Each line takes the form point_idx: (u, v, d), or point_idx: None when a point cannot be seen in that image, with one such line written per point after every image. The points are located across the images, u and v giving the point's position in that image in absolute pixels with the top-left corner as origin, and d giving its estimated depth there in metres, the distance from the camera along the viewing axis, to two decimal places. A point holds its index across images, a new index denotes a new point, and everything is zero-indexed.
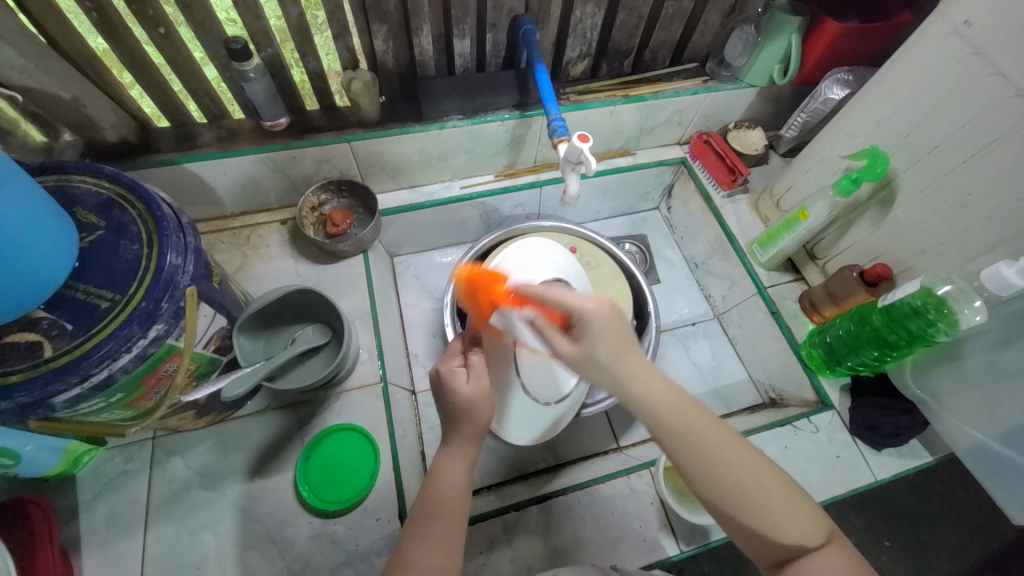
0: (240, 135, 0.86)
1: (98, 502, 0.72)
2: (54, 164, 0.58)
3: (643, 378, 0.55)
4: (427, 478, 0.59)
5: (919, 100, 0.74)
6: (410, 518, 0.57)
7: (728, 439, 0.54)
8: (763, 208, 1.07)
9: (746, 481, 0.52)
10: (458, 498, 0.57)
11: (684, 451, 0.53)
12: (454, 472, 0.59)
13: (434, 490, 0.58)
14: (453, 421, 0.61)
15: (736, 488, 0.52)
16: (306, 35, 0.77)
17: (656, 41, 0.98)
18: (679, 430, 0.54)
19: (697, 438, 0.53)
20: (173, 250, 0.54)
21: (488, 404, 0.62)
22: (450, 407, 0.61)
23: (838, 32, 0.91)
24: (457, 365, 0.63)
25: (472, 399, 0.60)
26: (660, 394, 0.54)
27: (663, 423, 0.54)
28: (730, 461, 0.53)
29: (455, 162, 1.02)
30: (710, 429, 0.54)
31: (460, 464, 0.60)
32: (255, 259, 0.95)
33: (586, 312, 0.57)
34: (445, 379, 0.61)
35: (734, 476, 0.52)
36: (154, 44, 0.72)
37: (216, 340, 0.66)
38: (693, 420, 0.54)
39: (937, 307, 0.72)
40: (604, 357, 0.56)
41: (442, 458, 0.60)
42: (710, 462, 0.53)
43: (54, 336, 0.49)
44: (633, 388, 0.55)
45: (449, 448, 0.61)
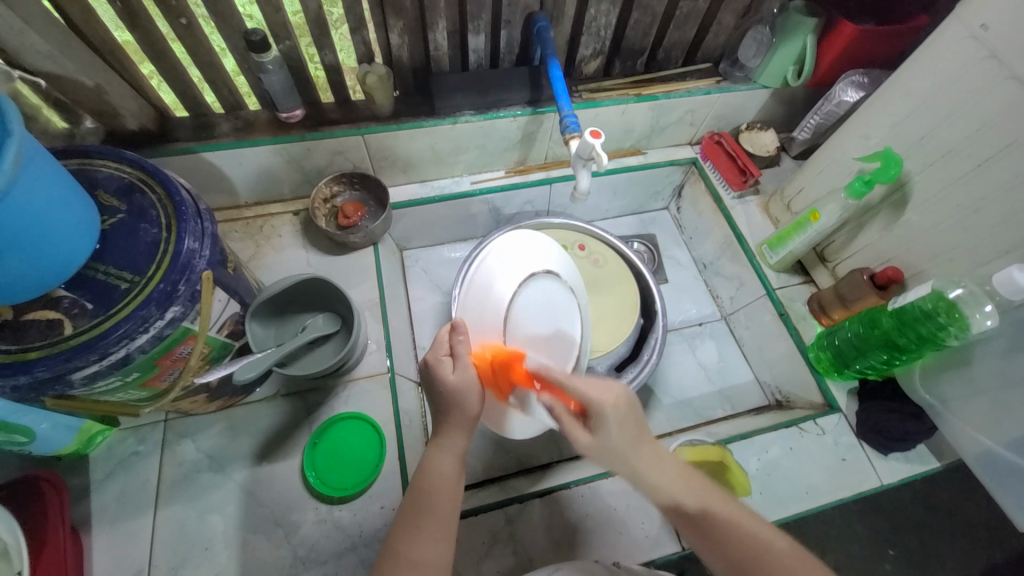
0: (256, 126, 0.88)
1: (111, 481, 0.74)
2: (77, 148, 0.59)
3: (655, 465, 0.58)
4: (419, 469, 0.60)
5: (934, 103, 0.74)
6: (403, 507, 0.59)
7: (735, 510, 0.58)
8: (774, 209, 1.07)
9: (760, 548, 0.54)
10: (448, 490, 0.58)
11: (698, 529, 0.57)
12: (444, 462, 0.59)
13: (424, 480, 0.58)
14: (444, 410, 0.61)
15: (751, 558, 0.54)
16: (323, 28, 0.78)
17: (670, 41, 0.98)
18: (692, 507, 0.58)
19: (709, 507, 0.57)
20: (190, 234, 0.56)
21: (474, 394, 0.61)
22: (440, 394, 0.61)
23: (853, 34, 0.91)
24: (444, 354, 0.64)
25: (459, 389, 0.61)
26: (672, 472, 0.58)
27: (677, 502, 0.58)
28: (743, 532, 0.56)
29: (466, 157, 1.03)
30: (718, 499, 0.58)
31: (448, 454, 0.60)
32: (267, 248, 0.96)
33: (602, 404, 0.56)
34: (432, 369, 0.62)
35: (749, 545, 0.55)
36: (175, 34, 0.74)
37: (229, 325, 0.67)
38: (704, 492, 0.59)
39: (947, 311, 0.71)
40: (619, 454, 0.57)
41: (433, 447, 0.61)
42: (720, 534, 0.56)
43: (74, 314, 0.51)
44: (647, 478, 0.58)
45: (441, 440, 0.61)
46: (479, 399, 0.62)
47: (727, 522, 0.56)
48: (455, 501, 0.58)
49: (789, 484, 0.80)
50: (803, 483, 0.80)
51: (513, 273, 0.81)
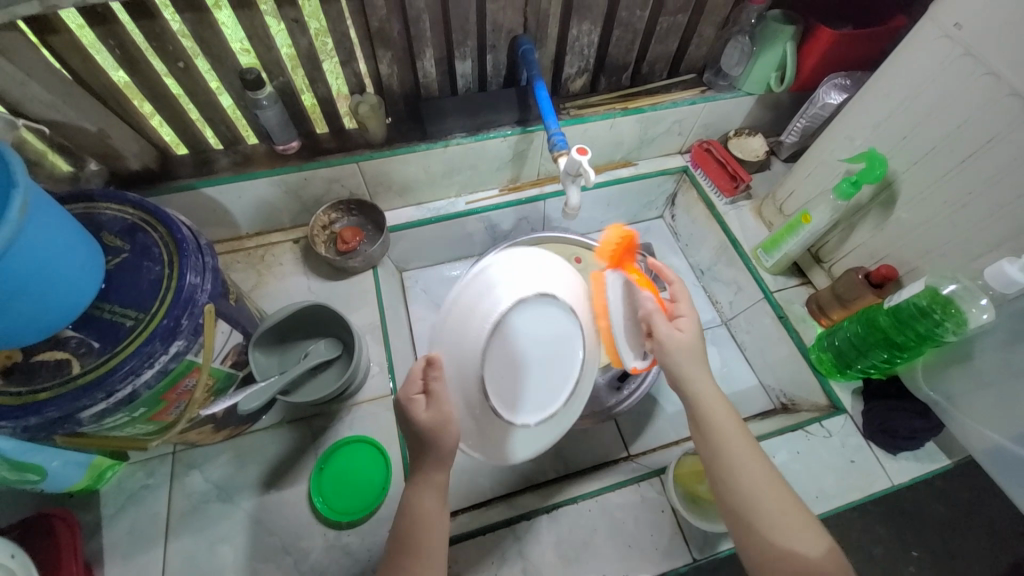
0: (254, 159, 0.90)
1: (121, 515, 0.74)
2: (82, 192, 0.62)
3: (708, 385, 0.63)
4: (405, 506, 0.60)
5: (914, 101, 0.75)
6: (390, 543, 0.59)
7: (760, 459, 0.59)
8: (766, 213, 1.08)
9: (773, 498, 0.56)
10: (430, 528, 0.58)
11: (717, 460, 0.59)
12: (428, 501, 0.59)
13: (408, 518, 0.59)
14: (422, 449, 0.60)
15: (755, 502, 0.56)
16: (315, 63, 0.81)
17: (653, 55, 1.01)
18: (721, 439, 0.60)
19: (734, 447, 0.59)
20: (192, 269, 0.57)
21: (448, 433, 0.59)
22: (413, 433, 0.60)
23: (831, 39, 0.93)
24: (416, 393, 0.62)
25: (432, 429, 0.59)
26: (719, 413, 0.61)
27: (712, 428, 0.61)
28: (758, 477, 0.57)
29: (460, 178, 1.05)
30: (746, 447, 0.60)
31: (429, 494, 0.60)
32: (269, 277, 0.98)
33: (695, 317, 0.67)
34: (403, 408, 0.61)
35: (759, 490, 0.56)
36: (173, 76, 0.77)
37: (232, 355, 0.69)
38: (738, 441, 0.60)
39: (943, 307, 0.71)
40: (678, 365, 0.64)
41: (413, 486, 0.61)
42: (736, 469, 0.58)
43: (82, 354, 0.52)
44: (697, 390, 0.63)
45: (416, 481, 0.61)
46: (454, 437, 0.60)
47: (748, 458, 0.58)
48: (439, 538, 0.59)
49: (799, 489, 0.79)
50: (812, 486, 0.80)
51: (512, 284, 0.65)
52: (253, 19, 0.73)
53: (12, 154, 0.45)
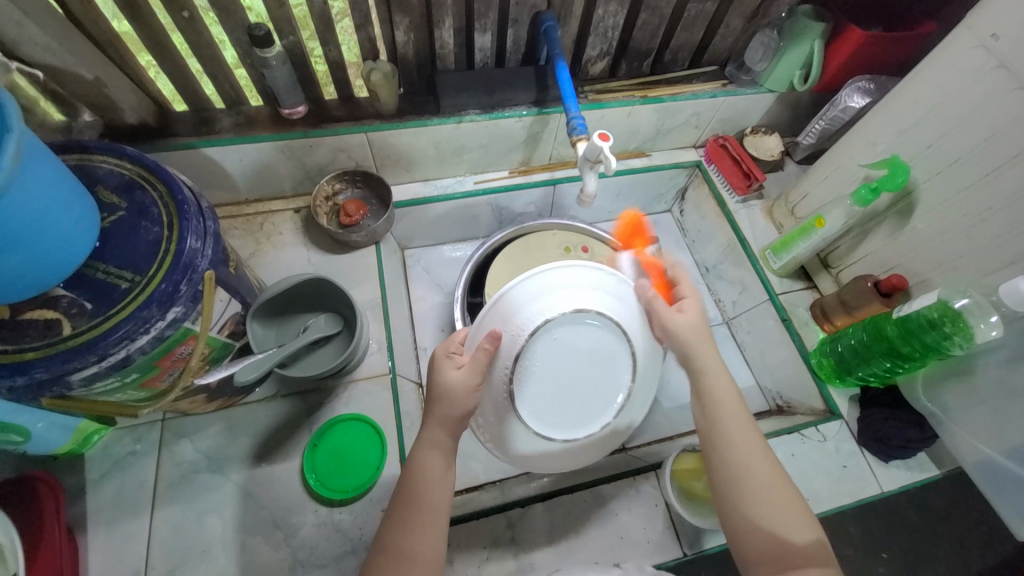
0: (258, 122, 0.86)
1: (107, 481, 0.73)
2: (76, 142, 0.58)
3: (712, 361, 0.62)
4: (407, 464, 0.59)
5: (942, 111, 0.74)
6: (392, 501, 0.58)
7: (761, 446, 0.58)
8: (778, 214, 1.07)
9: (769, 486, 0.55)
10: (436, 487, 0.57)
11: (717, 441, 0.58)
12: (431, 461, 0.58)
13: (412, 474, 0.57)
14: (439, 404, 0.60)
15: (748, 484, 0.55)
16: (328, 24, 0.77)
17: (677, 43, 0.98)
18: (722, 419, 0.59)
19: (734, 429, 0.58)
20: (193, 233, 0.54)
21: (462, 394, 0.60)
22: (436, 391, 0.61)
23: (859, 40, 0.91)
24: (453, 352, 0.65)
25: (454, 388, 0.60)
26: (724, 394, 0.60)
27: (713, 406, 0.59)
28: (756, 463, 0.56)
29: (470, 156, 1.02)
30: (748, 431, 0.58)
31: (436, 451, 0.59)
32: (267, 246, 0.95)
33: (687, 293, 0.69)
34: (436, 365, 0.63)
35: (755, 476, 0.55)
36: (176, 26, 0.72)
37: (230, 325, 0.66)
38: (742, 423, 0.59)
39: (953, 320, 0.71)
40: (687, 347, 0.63)
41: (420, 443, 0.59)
42: (733, 450, 0.57)
43: (73, 314, 0.50)
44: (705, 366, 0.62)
45: (425, 437, 0.59)
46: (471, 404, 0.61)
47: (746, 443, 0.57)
48: (446, 498, 0.57)
49: None
50: (805, 489, 0.80)
51: (558, 301, 0.66)
52: None
53: (2, 95, 0.42)
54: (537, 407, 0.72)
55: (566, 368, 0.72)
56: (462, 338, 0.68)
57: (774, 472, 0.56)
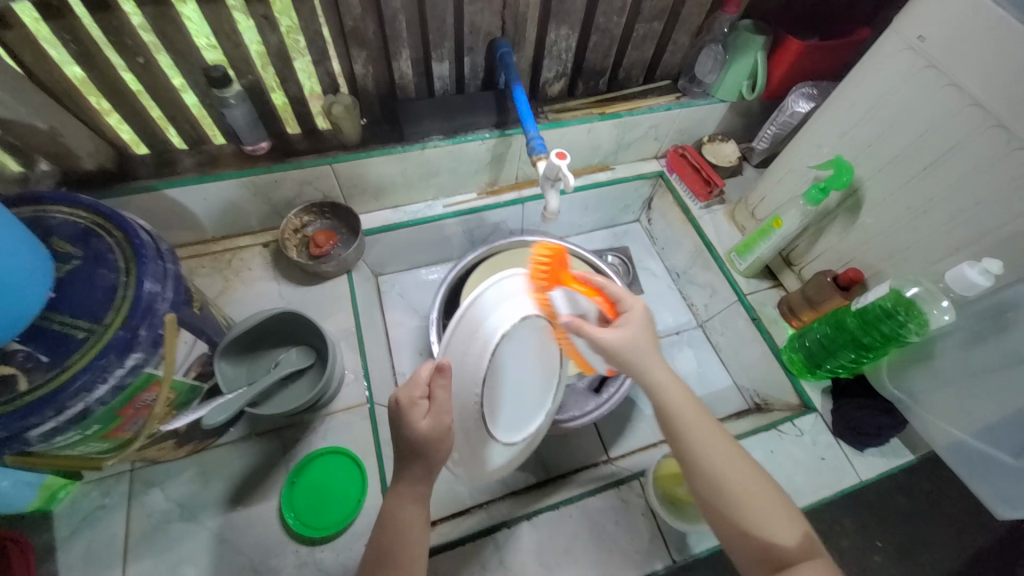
0: (221, 160, 0.87)
1: (75, 539, 0.69)
2: (29, 194, 0.57)
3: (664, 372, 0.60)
4: (384, 512, 0.59)
5: (879, 112, 0.78)
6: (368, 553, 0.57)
7: (728, 452, 0.57)
8: (739, 217, 1.10)
9: (753, 489, 0.55)
10: (414, 539, 0.57)
11: (692, 456, 0.57)
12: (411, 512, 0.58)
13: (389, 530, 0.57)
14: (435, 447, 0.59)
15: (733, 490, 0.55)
16: (286, 61, 0.79)
17: (629, 61, 1.02)
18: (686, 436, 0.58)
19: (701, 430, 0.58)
20: (151, 277, 0.54)
21: (440, 445, 0.59)
22: (404, 441, 0.58)
23: (799, 50, 0.96)
24: (419, 397, 0.59)
25: (429, 438, 0.58)
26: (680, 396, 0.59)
27: (676, 424, 0.58)
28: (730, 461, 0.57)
29: (437, 181, 1.03)
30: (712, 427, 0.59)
31: (414, 501, 0.59)
32: (236, 283, 0.94)
33: (631, 307, 0.64)
34: (404, 411, 0.58)
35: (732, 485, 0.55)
36: (133, 72, 0.72)
37: (196, 366, 0.65)
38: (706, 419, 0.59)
39: (907, 308, 0.74)
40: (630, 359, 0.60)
41: (395, 496, 0.59)
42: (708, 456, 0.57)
43: (30, 369, 0.48)
44: (654, 388, 0.60)
45: (403, 488, 0.59)
46: (445, 448, 0.60)
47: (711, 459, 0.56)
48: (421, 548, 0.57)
49: None
50: (787, 485, 0.82)
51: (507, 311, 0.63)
52: (219, 13, 0.69)
53: None
54: (502, 420, 0.70)
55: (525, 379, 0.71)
56: (429, 372, 0.60)
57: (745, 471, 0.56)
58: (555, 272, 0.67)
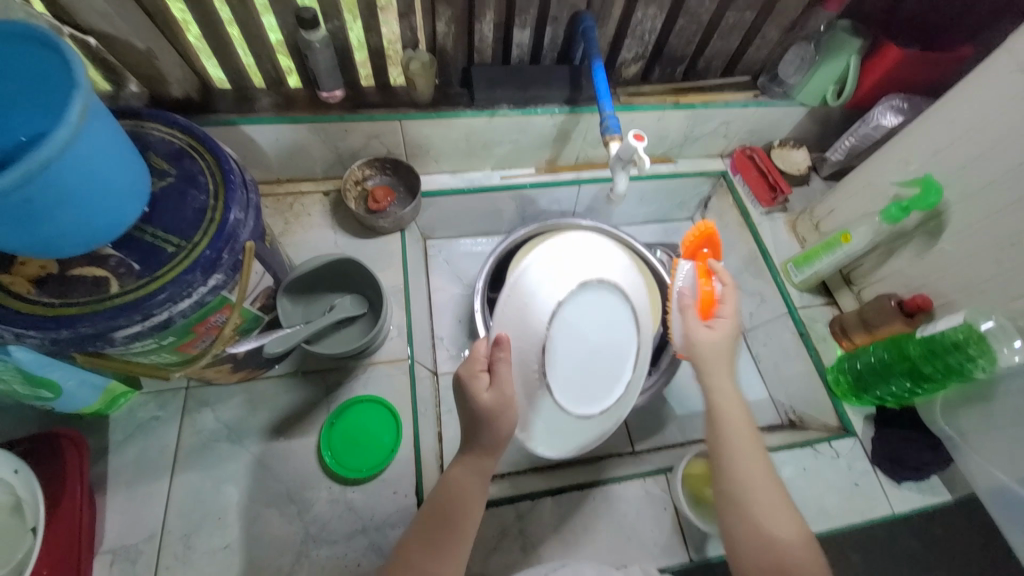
0: (296, 103, 0.88)
1: (130, 444, 0.74)
2: (130, 109, 0.60)
3: (734, 395, 0.66)
4: (442, 482, 0.61)
5: (980, 132, 0.74)
6: (425, 514, 0.59)
7: (765, 471, 0.62)
8: (801, 228, 1.07)
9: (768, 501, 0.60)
10: (467, 507, 0.59)
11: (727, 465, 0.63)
12: (465, 482, 0.60)
13: (445, 496, 0.59)
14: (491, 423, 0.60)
15: (767, 508, 0.60)
16: (373, 11, 0.79)
17: (712, 51, 0.98)
18: (733, 448, 0.63)
19: (749, 454, 0.63)
20: (237, 204, 0.56)
21: (507, 417, 0.60)
22: (470, 411, 0.60)
23: (898, 58, 0.91)
24: (480, 369, 0.62)
25: (496, 406, 0.59)
26: (741, 419, 0.65)
27: (726, 428, 0.64)
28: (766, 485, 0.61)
29: (498, 151, 1.03)
30: (758, 450, 0.63)
31: (473, 475, 0.60)
32: (296, 226, 0.97)
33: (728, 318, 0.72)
34: (466, 384, 0.61)
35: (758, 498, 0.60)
36: (228, 6, 0.74)
37: (261, 298, 0.68)
38: (758, 442, 0.64)
39: (978, 343, 0.71)
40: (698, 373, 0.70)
41: (456, 466, 0.61)
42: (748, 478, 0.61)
43: (121, 274, 0.51)
44: (720, 401, 0.66)
45: (465, 459, 0.61)
46: (509, 422, 0.61)
47: (742, 473, 0.62)
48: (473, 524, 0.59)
49: (801, 503, 0.80)
50: (815, 503, 0.81)
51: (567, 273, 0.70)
52: None
53: (75, 59, 0.44)
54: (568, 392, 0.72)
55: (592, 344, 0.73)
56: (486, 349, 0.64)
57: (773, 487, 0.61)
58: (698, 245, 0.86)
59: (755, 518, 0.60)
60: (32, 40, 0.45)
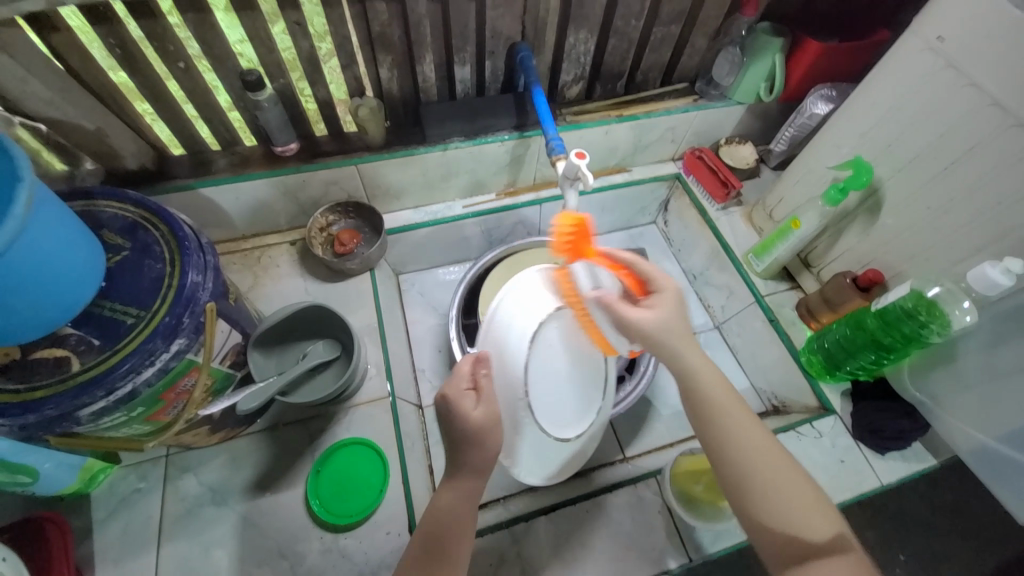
0: (252, 160, 0.90)
1: (112, 520, 0.73)
2: (81, 189, 0.61)
3: (704, 360, 0.57)
4: (432, 504, 0.60)
5: (899, 112, 0.78)
6: (416, 536, 0.58)
7: (762, 440, 0.55)
8: (757, 219, 1.11)
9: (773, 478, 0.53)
10: (461, 526, 0.58)
11: (717, 442, 0.55)
12: (456, 499, 0.59)
13: (437, 520, 0.58)
14: (467, 446, 0.60)
15: (774, 485, 0.52)
16: (316, 65, 0.82)
17: (647, 63, 1.03)
18: (720, 423, 0.55)
19: (736, 427, 0.55)
20: (194, 268, 0.57)
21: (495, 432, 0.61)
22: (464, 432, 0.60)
23: (819, 50, 0.97)
24: (466, 388, 0.62)
25: (485, 421, 0.60)
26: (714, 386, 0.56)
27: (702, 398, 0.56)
28: (775, 463, 0.53)
29: (457, 181, 1.06)
30: (753, 421, 0.56)
31: (463, 495, 0.60)
32: (265, 279, 0.98)
33: (662, 287, 0.59)
34: (453, 405, 0.60)
35: (763, 475, 0.53)
36: (174, 77, 0.77)
37: (231, 355, 0.69)
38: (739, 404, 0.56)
39: (929, 308, 0.74)
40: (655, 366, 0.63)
41: (447, 486, 0.61)
42: (752, 460, 0.53)
43: (82, 351, 0.52)
44: (690, 367, 0.57)
45: (454, 477, 0.61)
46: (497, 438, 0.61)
47: (735, 448, 0.54)
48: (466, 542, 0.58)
49: None
50: None
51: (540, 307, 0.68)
52: (256, 21, 0.73)
53: (15, 152, 0.46)
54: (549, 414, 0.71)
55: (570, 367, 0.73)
56: (469, 366, 0.64)
57: (778, 460, 0.53)
58: (580, 239, 0.67)
59: (767, 503, 0.52)
60: None
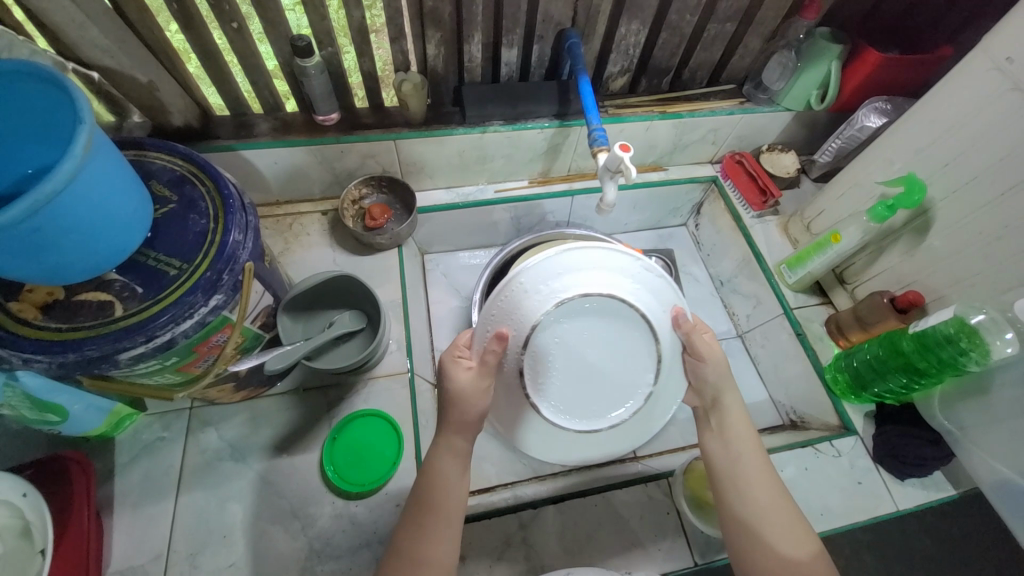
0: (292, 126, 0.90)
1: (135, 465, 0.75)
2: (133, 139, 0.62)
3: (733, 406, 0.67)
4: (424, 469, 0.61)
5: (959, 131, 0.75)
6: (412, 498, 0.60)
7: (768, 480, 0.62)
8: (793, 230, 1.08)
9: (772, 514, 0.59)
10: (449, 493, 0.59)
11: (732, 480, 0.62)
12: (450, 466, 0.60)
13: (431, 486, 0.59)
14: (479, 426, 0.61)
15: (772, 519, 0.59)
16: (364, 36, 0.82)
17: (697, 61, 1.01)
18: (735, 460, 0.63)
19: (747, 465, 0.62)
20: (236, 227, 0.58)
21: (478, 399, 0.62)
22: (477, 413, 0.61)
23: (877, 62, 0.93)
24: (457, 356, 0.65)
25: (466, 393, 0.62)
26: (736, 428, 0.65)
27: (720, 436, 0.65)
28: (776, 502, 0.60)
29: (492, 165, 1.05)
30: (762, 461, 0.63)
31: (454, 460, 0.61)
32: (295, 245, 0.99)
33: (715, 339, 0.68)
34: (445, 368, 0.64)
35: (766, 512, 0.59)
36: (226, 38, 0.77)
37: (262, 316, 0.69)
38: (755, 445, 0.64)
39: (970, 336, 0.71)
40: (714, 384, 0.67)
41: (437, 449, 0.62)
42: (759, 495, 0.60)
43: (125, 297, 0.53)
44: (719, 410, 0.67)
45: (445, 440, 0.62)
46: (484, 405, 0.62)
47: (745, 485, 0.61)
48: (459, 507, 0.59)
49: (803, 505, 0.80)
50: (818, 503, 0.80)
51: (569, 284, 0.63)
52: None
53: (77, 95, 0.46)
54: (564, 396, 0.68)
55: (605, 359, 0.67)
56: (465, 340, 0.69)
57: (778, 497, 0.61)
58: None
59: (765, 535, 0.58)
60: (36, 77, 0.48)
